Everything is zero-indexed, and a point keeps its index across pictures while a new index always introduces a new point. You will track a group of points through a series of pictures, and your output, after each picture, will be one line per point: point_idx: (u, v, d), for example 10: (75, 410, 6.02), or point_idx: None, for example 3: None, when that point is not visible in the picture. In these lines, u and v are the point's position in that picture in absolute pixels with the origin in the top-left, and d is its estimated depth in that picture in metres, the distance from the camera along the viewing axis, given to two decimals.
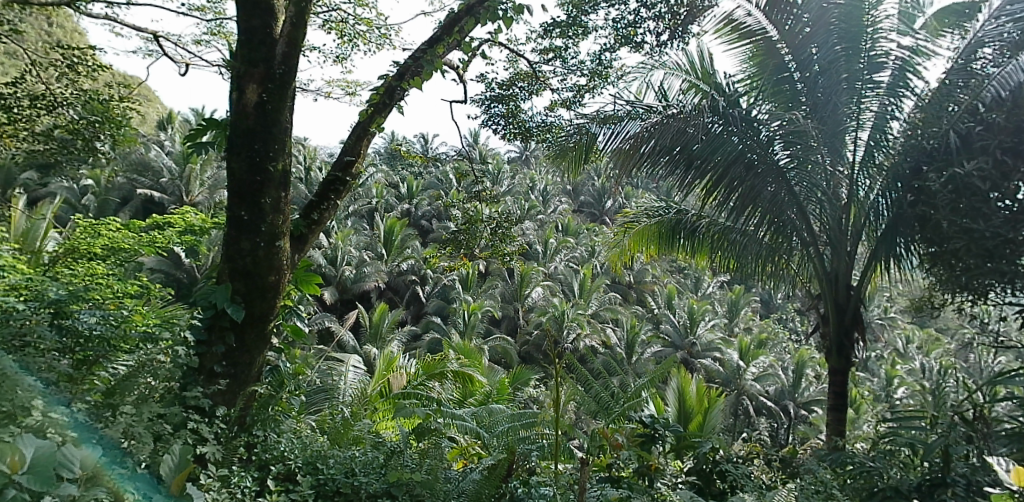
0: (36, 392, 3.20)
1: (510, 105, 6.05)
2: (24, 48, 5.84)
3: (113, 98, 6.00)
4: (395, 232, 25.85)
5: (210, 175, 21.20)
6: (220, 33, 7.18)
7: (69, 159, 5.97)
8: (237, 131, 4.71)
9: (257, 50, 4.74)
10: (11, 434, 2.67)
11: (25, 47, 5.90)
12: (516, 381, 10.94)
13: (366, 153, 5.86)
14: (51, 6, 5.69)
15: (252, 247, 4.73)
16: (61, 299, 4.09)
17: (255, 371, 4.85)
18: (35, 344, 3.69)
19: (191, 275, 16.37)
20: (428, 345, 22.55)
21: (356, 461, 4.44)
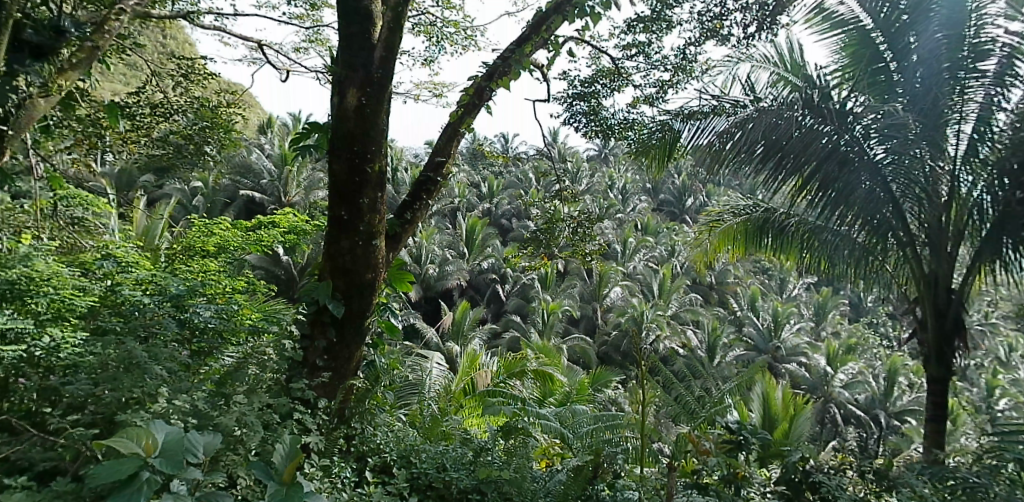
0: (161, 382, 3.51)
1: (591, 103, 6.08)
2: (145, 60, 6.27)
3: (221, 104, 6.38)
4: (477, 231, 26.20)
5: (306, 177, 22.15)
6: (317, 40, 7.50)
7: (183, 163, 6.38)
8: (338, 134, 4.92)
9: (357, 55, 4.93)
10: (144, 420, 2.96)
11: (145, 57, 6.33)
12: (596, 382, 10.93)
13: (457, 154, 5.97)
14: (168, 18, 6.09)
15: (351, 246, 4.92)
16: (181, 294, 4.46)
17: (353, 364, 5.04)
18: (154, 336, 3.96)
19: (290, 273, 17.15)
20: (507, 344, 22.70)
21: (448, 456, 4.59)
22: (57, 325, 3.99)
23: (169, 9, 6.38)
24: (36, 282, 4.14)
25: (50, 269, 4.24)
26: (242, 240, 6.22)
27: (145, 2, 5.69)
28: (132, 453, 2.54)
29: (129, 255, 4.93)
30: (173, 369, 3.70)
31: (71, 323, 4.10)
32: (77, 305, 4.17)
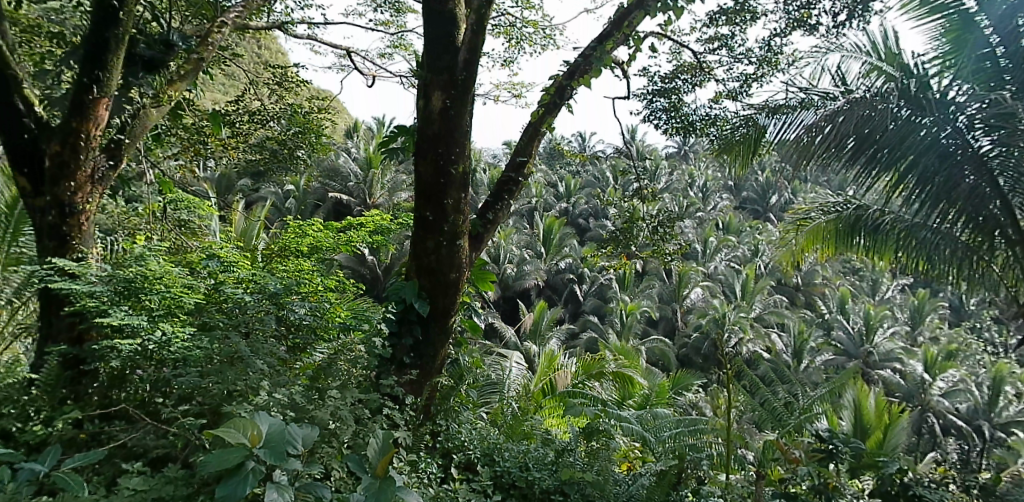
0: (262, 376, 3.82)
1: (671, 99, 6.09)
2: (243, 69, 6.61)
3: (312, 110, 6.66)
4: (554, 231, 26.21)
5: (389, 179, 22.70)
6: (401, 45, 7.70)
7: (278, 167, 6.68)
8: (424, 136, 5.05)
9: (442, 58, 5.01)
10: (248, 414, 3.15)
11: (243, 67, 6.69)
12: (677, 385, 10.74)
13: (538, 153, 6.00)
14: (264, 28, 6.40)
15: (436, 246, 5.05)
16: (279, 292, 4.54)
17: (438, 363, 5.18)
18: (253, 328, 4.26)
19: (375, 272, 17.67)
20: (586, 344, 22.59)
21: (530, 456, 4.62)
22: (167, 321, 4.24)
23: (264, 19, 6.69)
24: (150, 281, 4.39)
25: (162, 269, 4.46)
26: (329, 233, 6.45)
27: (244, 15, 6.01)
28: (239, 443, 2.71)
29: (228, 253, 5.08)
30: (274, 362, 4.03)
31: (180, 318, 4.38)
32: (185, 302, 4.40)
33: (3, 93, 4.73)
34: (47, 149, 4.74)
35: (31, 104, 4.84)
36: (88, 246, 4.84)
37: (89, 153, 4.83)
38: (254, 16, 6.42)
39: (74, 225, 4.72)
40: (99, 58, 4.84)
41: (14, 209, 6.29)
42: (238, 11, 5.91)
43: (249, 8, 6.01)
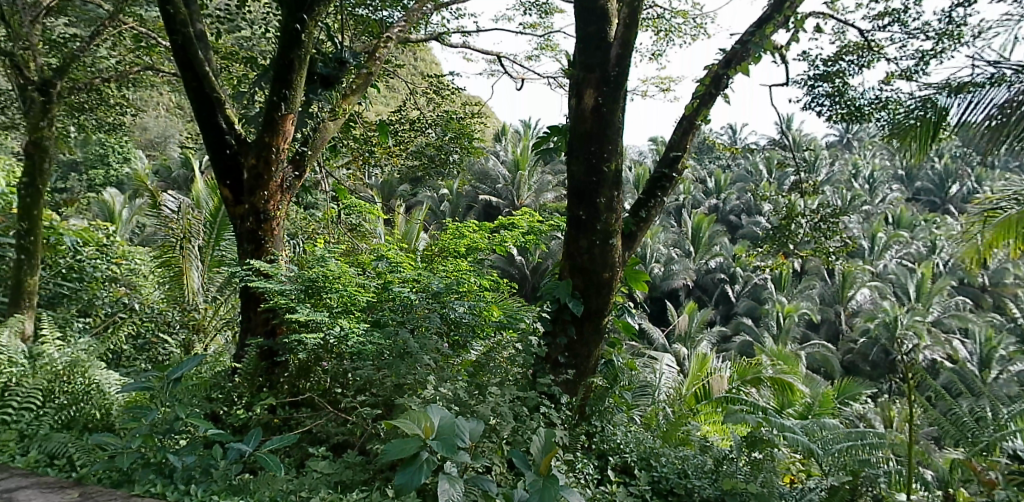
0: (429, 371, 4.04)
1: (835, 83, 5.73)
2: (404, 80, 7.01)
3: (466, 115, 6.96)
4: (704, 228, 25.34)
5: (536, 180, 23.00)
6: (549, 46, 7.82)
7: (437, 171, 7.05)
8: (577, 134, 5.10)
9: (595, 54, 5.05)
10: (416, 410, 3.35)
11: (404, 77, 7.09)
12: (844, 394, 10.05)
13: (693, 147, 5.87)
14: (423, 40, 6.78)
15: (589, 245, 5.08)
16: (441, 291, 4.78)
17: (593, 362, 5.22)
18: (421, 324, 4.52)
19: (524, 273, 18.07)
20: (740, 348, 21.73)
21: (689, 463, 4.54)
22: (343, 318, 4.60)
23: (422, 29, 7.08)
24: (330, 280, 4.80)
25: (340, 270, 4.85)
26: (483, 230, 6.62)
27: (406, 28, 6.39)
28: (414, 434, 2.90)
29: (394, 254, 5.38)
30: (440, 357, 4.22)
31: (355, 314, 4.74)
32: (359, 300, 4.78)
33: (209, 113, 5.34)
34: (246, 163, 5.33)
35: (232, 122, 5.43)
36: (279, 249, 5.40)
37: (279, 165, 5.36)
38: (414, 29, 6.87)
39: (267, 231, 5.30)
40: (285, 77, 5.35)
41: (218, 214, 7.04)
42: (401, 25, 6.31)
43: (411, 21, 6.39)
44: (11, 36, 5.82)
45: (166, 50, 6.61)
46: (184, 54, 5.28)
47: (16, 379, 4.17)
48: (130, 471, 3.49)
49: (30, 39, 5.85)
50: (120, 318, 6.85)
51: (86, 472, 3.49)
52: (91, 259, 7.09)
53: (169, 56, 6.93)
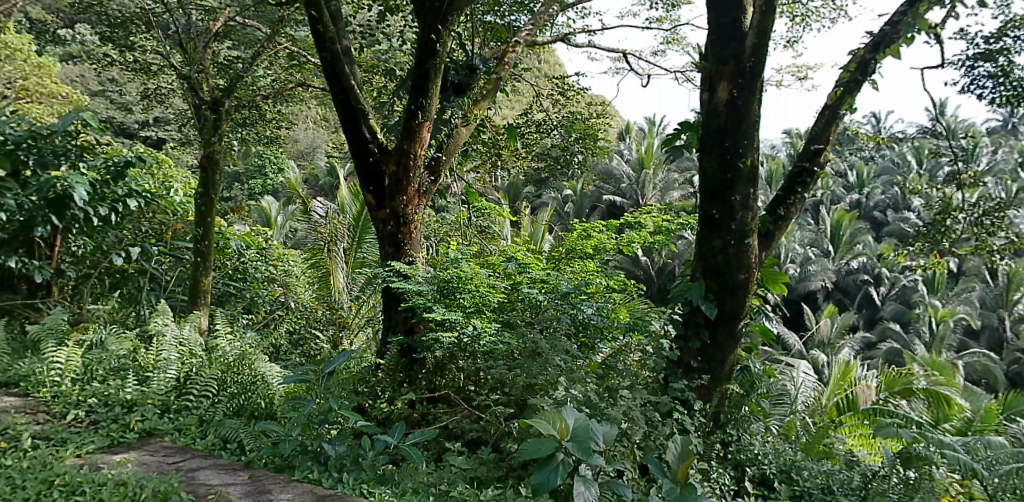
0: (560, 372, 4.13)
1: (999, 62, 5.32)
2: (530, 83, 7.15)
3: (591, 115, 7.04)
4: (844, 226, 23.88)
5: (662, 178, 22.57)
6: (676, 40, 7.69)
7: (562, 173, 7.16)
8: (710, 130, 5.01)
9: (728, 46, 4.93)
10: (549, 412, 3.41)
11: (531, 80, 7.23)
12: (1010, 407, 9.17)
13: (836, 139, 5.57)
14: (549, 42, 6.90)
15: (723, 245, 4.97)
16: (569, 291, 4.82)
17: (728, 367, 5.10)
18: (550, 324, 4.66)
19: (650, 274, 17.84)
20: (886, 355, 20.33)
21: (835, 478, 4.40)
22: (476, 317, 4.74)
23: (548, 31, 7.14)
24: (463, 281, 4.95)
25: (472, 271, 4.97)
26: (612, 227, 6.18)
27: (534, 31, 6.52)
28: (550, 434, 2.98)
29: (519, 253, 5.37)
30: (571, 357, 4.33)
31: (487, 314, 4.86)
32: (491, 301, 4.90)
33: (354, 124, 5.71)
34: (386, 170, 5.65)
35: (375, 132, 5.77)
36: (417, 251, 5.68)
37: (416, 170, 5.63)
38: (540, 31, 6.93)
39: (406, 234, 5.58)
40: (421, 86, 5.62)
41: (360, 216, 7.48)
42: (529, 28, 6.42)
43: (538, 24, 6.52)
44: (187, 61, 6.51)
45: (315, 66, 7.12)
46: (332, 70, 5.69)
47: (195, 369, 4.67)
48: (290, 457, 3.80)
49: (202, 63, 6.50)
50: (279, 315, 7.63)
51: (254, 456, 3.82)
52: (253, 262, 7.75)
53: (318, 72, 7.46)
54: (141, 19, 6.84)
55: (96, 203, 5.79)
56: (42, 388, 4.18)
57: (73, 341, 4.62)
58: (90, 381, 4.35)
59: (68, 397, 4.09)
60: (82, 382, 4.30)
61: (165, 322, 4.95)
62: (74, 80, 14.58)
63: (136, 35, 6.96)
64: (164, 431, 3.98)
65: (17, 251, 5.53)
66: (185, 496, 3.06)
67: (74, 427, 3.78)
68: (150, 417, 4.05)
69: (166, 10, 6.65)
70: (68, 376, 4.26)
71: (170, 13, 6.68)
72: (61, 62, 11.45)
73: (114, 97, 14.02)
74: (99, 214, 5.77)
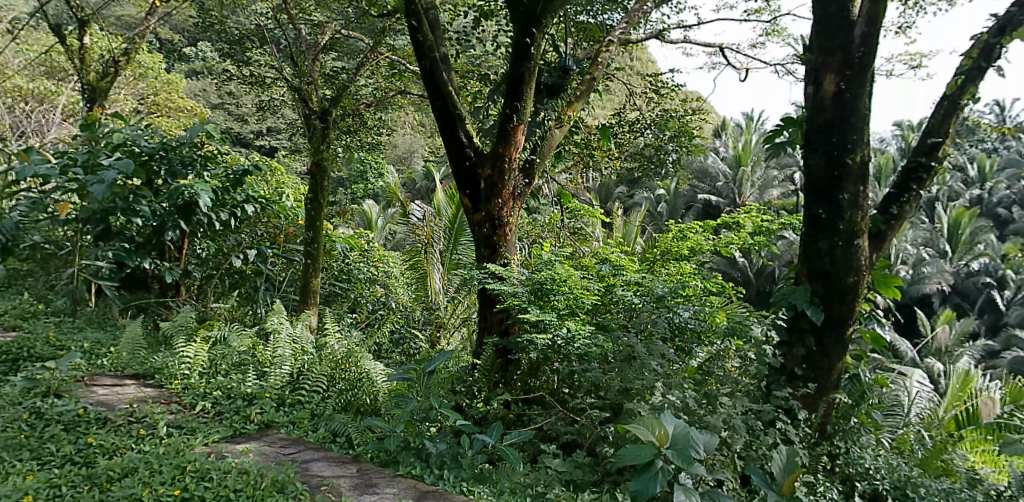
0: (657, 376, 4.15)
1: None
2: (624, 82, 7.12)
3: (687, 112, 6.98)
4: (963, 224, 22.35)
5: (761, 175, 21.82)
6: (776, 31, 7.45)
7: (655, 170, 7.24)
8: (814, 126, 4.84)
9: (835, 37, 4.74)
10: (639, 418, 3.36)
11: (625, 79, 7.20)
12: None
13: (956, 132, 5.25)
14: (644, 40, 6.85)
15: (830, 246, 4.80)
16: (665, 294, 4.67)
17: (835, 376, 4.92)
18: (646, 327, 4.59)
19: (748, 276, 17.33)
20: (1011, 365, 18.91)
21: (955, 497, 4.18)
22: (570, 320, 4.71)
23: (642, 28, 7.00)
24: (558, 283, 4.91)
25: (566, 272, 4.93)
26: (712, 227, 5.83)
27: (629, 28, 6.49)
28: (649, 441, 2.96)
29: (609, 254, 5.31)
30: (667, 362, 4.31)
31: (580, 317, 4.82)
32: (585, 303, 4.85)
33: (452, 129, 5.87)
34: (483, 174, 5.77)
35: (471, 136, 5.90)
36: (512, 253, 5.78)
37: (512, 173, 5.72)
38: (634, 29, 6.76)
39: (501, 236, 5.69)
40: (516, 90, 5.69)
41: (454, 219, 7.44)
42: (623, 27, 6.43)
43: (633, 22, 6.48)
44: (298, 74, 6.91)
45: (414, 73, 7.36)
46: (431, 77, 5.86)
47: (308, 366, 4.95)
48: (394, 452, 3.97)
49: (311, 74, 6.87)
50: (380, 315, 7.89)
51: (361, 450, 3.99)
52: (356, 263, 8.13)
53: (417, 79, 7.72)
54: (256, 35, 7.29)
55: (218, 208, 6.27)
56: (174, 381, 4.55)
57: (200, 337, 5.05)
58: (215, 375, 4.71)
59: (196, 389, 4.44)
60: (208, 375, 4.66)
61: (280, 321, 5.30)
62: (196, 95, 15.71)
63: (252, 50, 7.46)
64: (280, 423, 4.22)
65: (150, 253, 6.12)
66: (300, 486, 3.25)
67: (202, 417, 4.09)
68: (267, 409, 4.31)
69: (278, 26, 7.07)
70: (196, 369, 4.63)
71: (282, 29, 7.11)
72: (185, 77, 12.37)
73: (230, 108, 15.00)
74: (220, 219, 6.27)
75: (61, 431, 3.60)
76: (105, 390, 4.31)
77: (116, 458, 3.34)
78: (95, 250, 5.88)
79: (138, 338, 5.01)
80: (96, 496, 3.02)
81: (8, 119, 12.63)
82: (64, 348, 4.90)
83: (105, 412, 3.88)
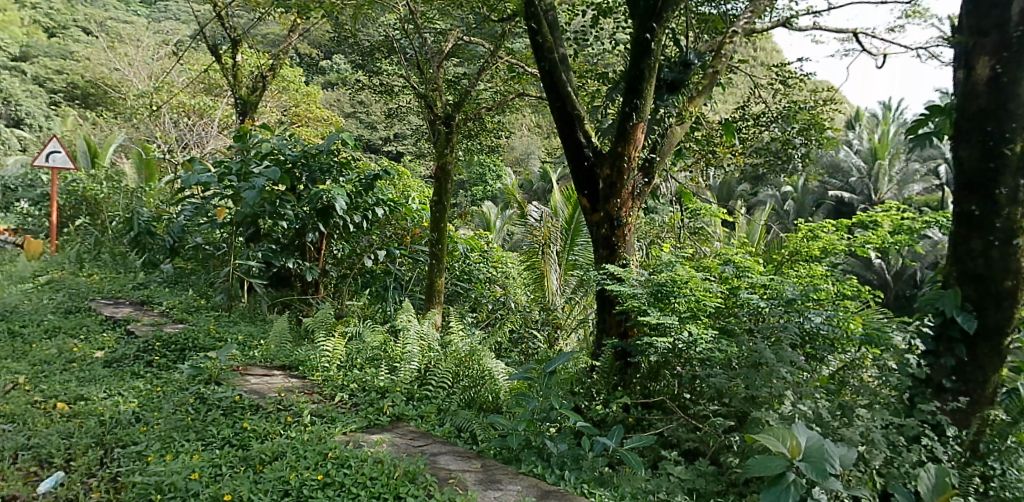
0: (787, 385, 4.03)
1: None
2: (749, 74, 6.90)
3: (819, 103, 6.69)
4: None
5: (900, 169, 20.46)
6: (918, 13, 6.98)
7: (783, 168, 6.99)
8: (964, 115, 4.53)
9: (989, 15, 4.41)
10: (767, 430, 3.32)
11: (750, 71, 6.99)
12: None
13: None
14: (769, 30, 6.56)
15: (984, 246, 4.45)
16: (795, 297, 4.47)
17: (990, 391, 4.51)
18: (773, 332, 4.37)
19: (885, 279, 16.31)
20: None
21: None
22: (692, 323, 4.58)
23: (768, 16, 6.69)
24: (679, 285, 4.77)
25: (688, 274, 4.77)
26: (845, 226, 5.42)
27: (754, 18, 6.29)
28: (780, 453, 2.91)
29: (732, 252, 5.16)
30: (798, 368, 4.16)
31: (703, 320, 4.65)
32: (708, 306, 4.66)
33: (570, 130, 5.92)
34: (601, 174, 5.77)
35: (590, 137, 5.92)
36: (630, 253, 5.76)
37: (631, 173, 5.69)
38: (758, 18, 6.47)
39: (620, 237, 5.67)
40: (635, 87, 5.66)
41: (571, 218, 7.54)
42: (747, 16, 6.22)
43: (758, 12, 6.28)
44: (423, 80, 7.19)
45: (533, 76, 7.48)
46: (550, 78, 5.95)
47: (434, 362, 5.17)
48: (516, 450, 4.06)
49: (435, 81, 7.15)
50: (500, 314, 8.05)
51: (485, 446, 4.12)
52: (476, 264, 8.35)
53: (536, 81, 7.83)
54: (386, 45, 7.68)
55: (351, 211, 6.65)
56: (315, 372, 4.89)
57: (338, 332, 5.41)
58: (352, 367, 5.03)
59: (335, 381, 4.75)
60: (346, 368, 4.98)
61: (409, 318, 5.56)
62: (331, 105, 16.71)
63: (381, 60, 7.86)
64: (410, 416, 4.42)
65: (294, 253, 6.63)
66: (430, 477, 3.40)
67: (341, 407, 4.37)
68: (398, 403, 4.54)
69: (405, 35, 7.39)
70: (334, 362, 4.97)
71: (408, 38, 7.42)
72: (322, 89, 13.21)
73: (360, 117, 15.81)
74: (353, 221, 6.65)
75: (221, 415, 3.95)
76: (257, 379, 4.69)
77: (267, 442, 3.64)
78: (247, 251, 6.52)
79: (285, 332, 5.43)
80: (251, 477, 3.31)
81: (174, 133, 14.05)
82: (222, 339, 5.39)
83: (257, 399, 4.23)
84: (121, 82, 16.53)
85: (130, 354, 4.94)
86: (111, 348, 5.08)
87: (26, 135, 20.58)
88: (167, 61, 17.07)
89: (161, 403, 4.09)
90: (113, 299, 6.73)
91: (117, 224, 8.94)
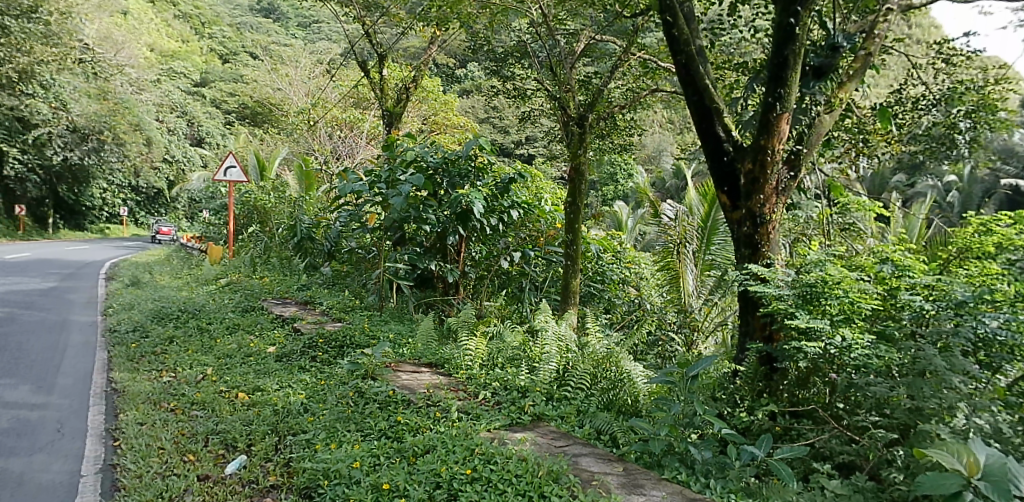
0: (959, 396, 3.73)
1: None
2: (905, 55, 6.43)
3: (989, 82, 6.09)
4: None
5: None
6: None
7: (947, 157, 6.44)
8: None
9: None
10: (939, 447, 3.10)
11: (907, 52, 6.51)
12: None
13: None
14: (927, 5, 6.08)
15: None
16: (967, 299, 4.11)
17: None
18: (941, 336, 4.03)
19: None
20: None
21: None
22: (845, 327, 4.34)
23: None
24: (830, 286, 4.51)
25: (841, 274, 4.50)
26: None
27: None
28: (956, 471, 2.72)
29: (891, 248, 4.84)
30: (971, 378, 3.84)
31: (858, 324, 4.38)
32: (863, 308, 4.38)
33: (709, 125, 5.76)
34: (742, 169, 5.57)
35: (730, 131, 5.73)
36: (775, 252, 5.52)
37: (775, 167, 5.45)
38: None
39: (764, 235, 5.46)
40: (779, 76, 5.41)
41: (709, 216, 7.71)
42: None
43: None
44: (557, 82, 7.28)
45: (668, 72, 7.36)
46: (687, 72, 5.81)
47: (573, 363, 5.21)
48: (659, 456, 4.02)
49: (568, 82, 7.22)
50: (635, 316, 7.98)
51: (626, 450, 4.11)
52: (610, 264, 8.25)
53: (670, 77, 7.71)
54: (520, 50, 7.87)
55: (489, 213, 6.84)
56: (460, 370, 5.09)
57: (480, 332, 5.60)
58: (493, 366, 5.19)
59: (478, 379, 4.92)
60: (488, 367, 5.15)
61: (547, 318, 5.64)
62: (468, 111, 17.28)
63: (516, 65, 8.07)
64: (550, 416, 4.48)
65: (436, 256, 6.93)
66: (573, 478, 3.42)
67: (485, 405, 4.52)
68: (539, 402, 4.62)
69: (538, 39, 7.52)
70: (477, 361, 5.15)
71: (541, 42, 7.55)
72: (458, 95, 13.71)
73: (496, 122, 16.21)
74: (489, 224, 6.74)
75: (377, 409, 4.20)
76: (407, 376, 4.93)
77: (419, 435, 3.83)
78: (395, 254, 6.88)
79: (431, 331, 5.68)
80: (406, 467, 3.49)
81: (328, 145, 15.10)
82: (375, 337, 5.71)
83: (408, 395, 4.44)
84: (283, 100, 18.05)
85: (297, 349, 5.36)
86: (280, 344, 5.55)
87: (206, 153, 26.66)
88: (322, 78, 18.34)
89: (325, 395, 4.41)
90: (280, 299, 7.31)
91: (282, 230, 9.71)
